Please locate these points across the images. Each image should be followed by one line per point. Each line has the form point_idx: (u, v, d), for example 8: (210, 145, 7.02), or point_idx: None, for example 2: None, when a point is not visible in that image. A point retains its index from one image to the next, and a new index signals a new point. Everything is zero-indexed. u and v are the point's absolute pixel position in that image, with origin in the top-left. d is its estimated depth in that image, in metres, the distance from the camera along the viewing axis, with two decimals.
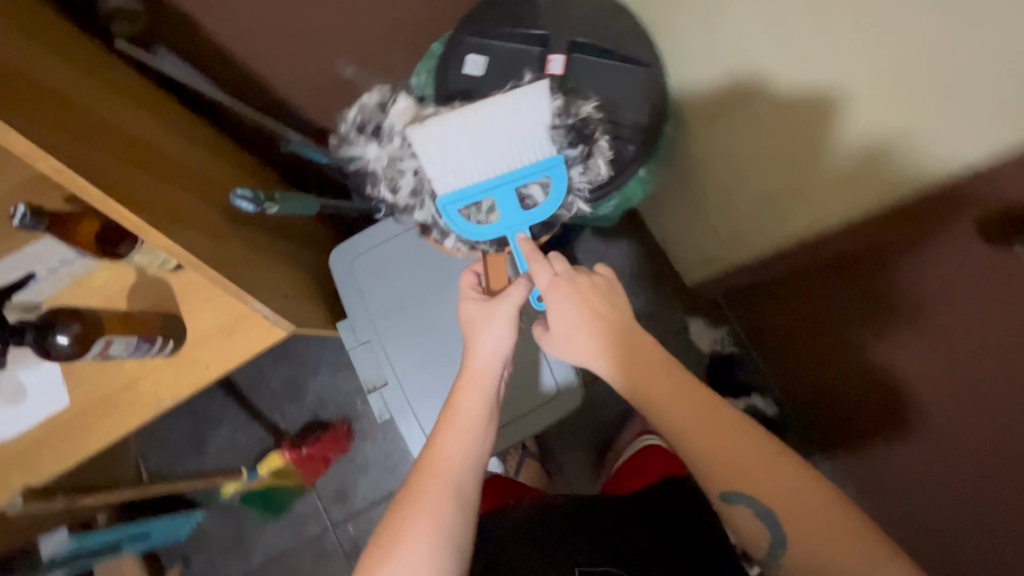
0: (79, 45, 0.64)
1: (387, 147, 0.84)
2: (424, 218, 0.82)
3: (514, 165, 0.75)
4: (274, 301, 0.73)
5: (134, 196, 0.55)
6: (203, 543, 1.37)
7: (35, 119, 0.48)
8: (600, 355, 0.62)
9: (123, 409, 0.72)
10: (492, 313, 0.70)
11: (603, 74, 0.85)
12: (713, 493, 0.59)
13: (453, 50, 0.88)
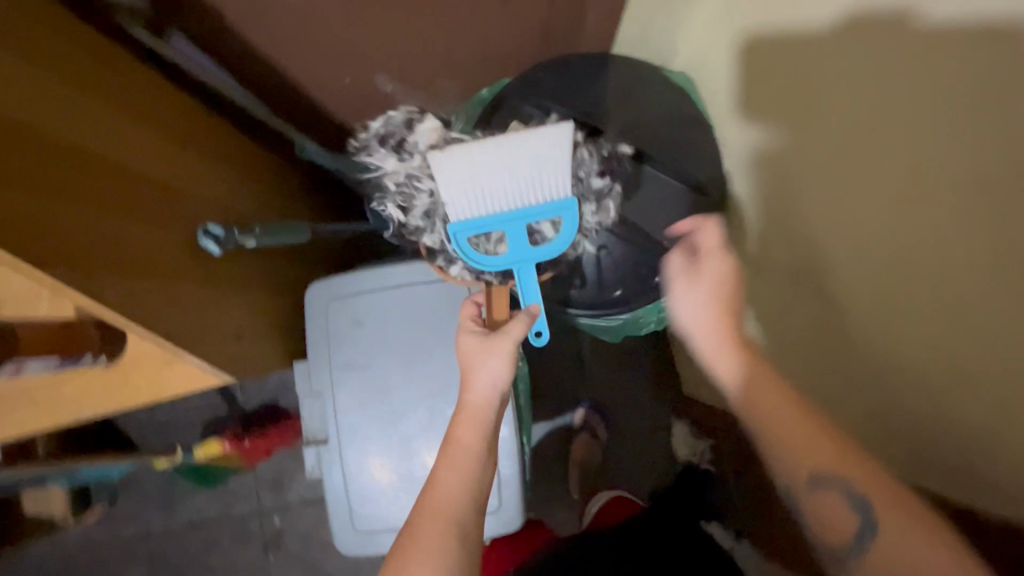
0: (60, 45, 0.57)
1: (406, 162, 0.85)
2: (432, 242, 0.82)
3: (530, 199, 0.69)
4: (212, 348, 0.66)
5: (56, 243, 0.48)
6: (134, 487, 1.35)
7: None
8: (720, 319, 0.68)
9: (37, 408, 0.67)
10: (493, 346, 0.66)
11: (648, 135, 0.82)
12: (801, 477, 0.57)
13: (500, 111, 0.82)
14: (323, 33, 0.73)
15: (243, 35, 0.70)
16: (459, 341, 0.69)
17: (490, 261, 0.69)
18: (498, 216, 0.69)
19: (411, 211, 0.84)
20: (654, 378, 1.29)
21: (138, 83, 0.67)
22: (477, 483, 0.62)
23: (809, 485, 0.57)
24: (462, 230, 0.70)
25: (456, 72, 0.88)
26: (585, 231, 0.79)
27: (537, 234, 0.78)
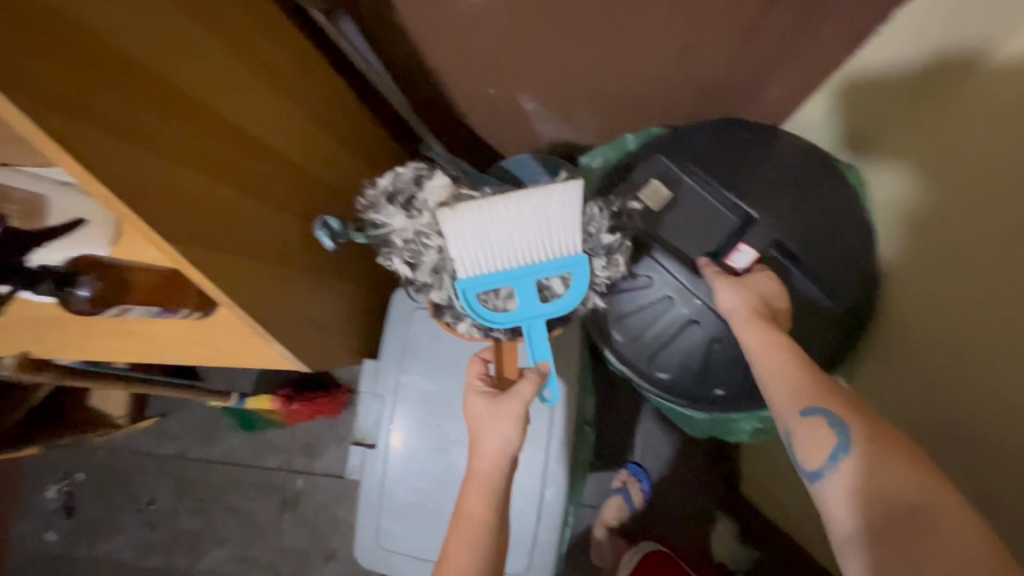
0: (236, 12, 0.57)
1: (415, 220, 0.61)
2: (440, 299, 0.64)
3: (541, 254, 0.57)
4: (296, 337, 0.66)
5: (182, 220, 0.48)
6: (184, 409, 1.42)
7: (111, 125, 0.41)
8: (749, 325, 0.61)
9: (127, 343, 0.69)
10: (502, 411, 0.59)
11: (805, 227, 0.73)
12: (792, 411, 0.54)
13: (649, 163, 0.76)
14: (485, 44, 0.70)
15: (411, 35, 0.70)
16: (466, 408, 0.62)
17: (497, 319, 0.59)
18: (507, 272, 0.57)
19: (418, 268, 0.63)
20: (709, 465, 1.20)
21: (297, 57, 0.67)
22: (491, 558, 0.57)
23: (800, 413, 0.53)
24: (469, 287, 0.58)
25: (601, 109, 0.84)
26: (595, 287, 0.64)
27: (547, 290, 0.62)
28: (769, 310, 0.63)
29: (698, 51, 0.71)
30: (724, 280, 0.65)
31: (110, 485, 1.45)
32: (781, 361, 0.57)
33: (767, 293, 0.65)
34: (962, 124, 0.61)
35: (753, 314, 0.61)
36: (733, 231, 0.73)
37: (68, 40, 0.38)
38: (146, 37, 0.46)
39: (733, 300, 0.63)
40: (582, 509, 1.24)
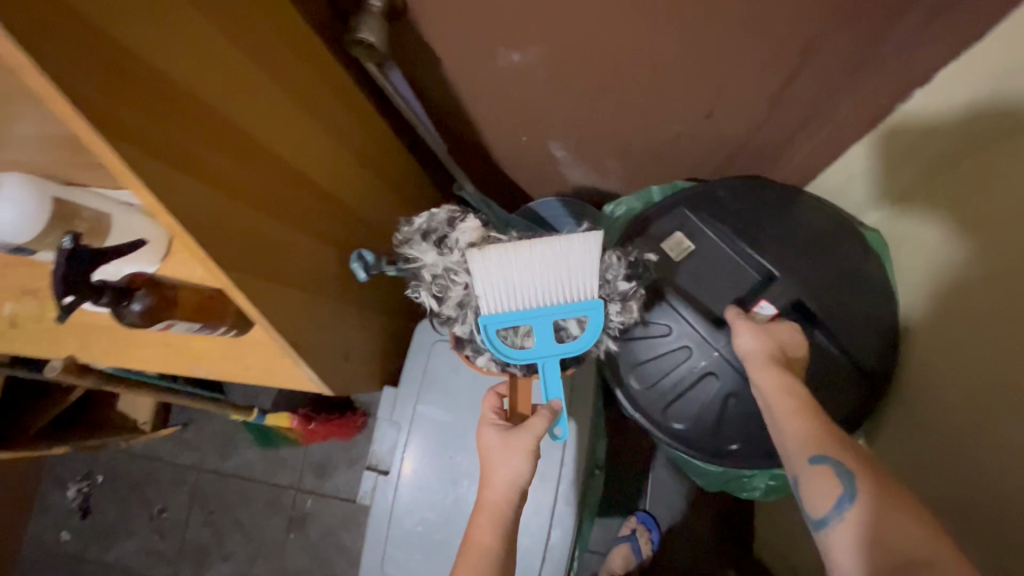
0: (304, 64, 0.62)
1: (446, 256, 0.64)
2: (462, 332, 0.67)
3: (561, 297, 0.60)
4: (322, 360, 0.69)
5: (234, 249, 0.52)
6: (205, 419, 1.46)
7: (183, 164, 0.45)
8: (767, 373, 0.62)
9: (167, 353, 0.73)
10: (513, 444, 0.59)
11: (827, 288, 0.74)
12: (801, 458, 0.56)
13: (674, 215, 0.79)
14: (521, 97, 0.75)
15: (453, 86, 0.75)
16: (480, 439, 0.63)
17: (517, 355, 0.60)
18: (526, 312, 0.60)
19: (444, 301, 0.65)
20: (721, 520, 1.17)
21: (351, 103, 0.71)
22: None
23: (809, 461, 0.55)
24: (493, 321, 0.60)
25: (628, 160, 0.88)
26: (609, 331, 0.66)
27: (563, 331, 0.66)
28: (786, 357, 0.65)
29: (724, 115, 0.73)
30: (743, 322, 0.67)
31: (127, 489, 1.48)
32: (791, 406, 0.59)
33: (785, 341, 0.67)
34: (988, 192, 0.60)
35: (769, 359, 0.64)
36: (752, 289, 0.75)
37: (158, 89, 0.43)
38: (226, 89, 0.50)
39: (752, 344, 0.65)
40: (588, 554, 1.21)
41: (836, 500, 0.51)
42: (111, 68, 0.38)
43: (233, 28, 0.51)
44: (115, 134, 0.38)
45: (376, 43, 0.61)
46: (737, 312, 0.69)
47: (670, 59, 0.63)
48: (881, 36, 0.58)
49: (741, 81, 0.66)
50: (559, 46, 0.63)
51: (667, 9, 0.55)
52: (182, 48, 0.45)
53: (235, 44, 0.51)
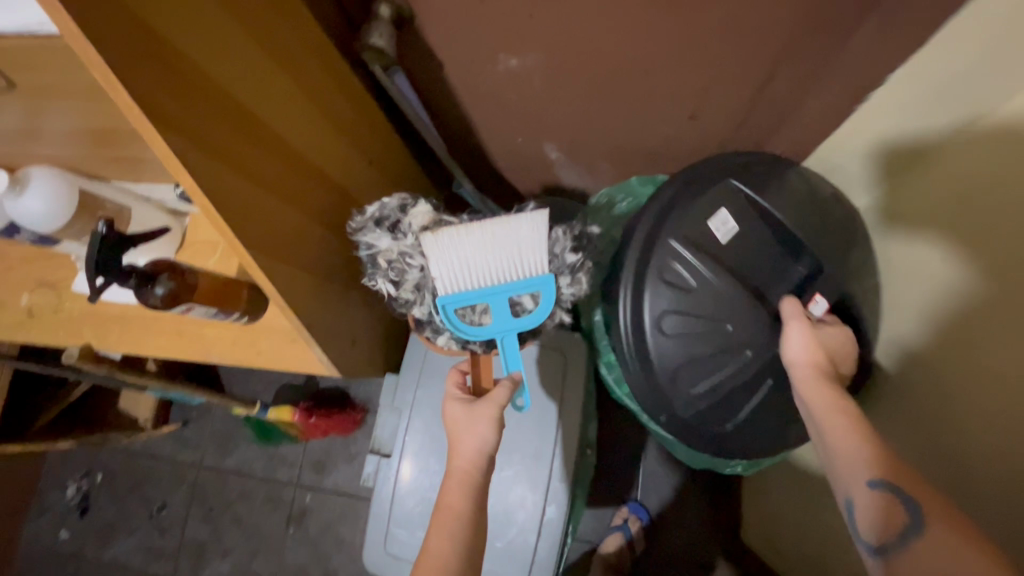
0: (317, 64, 0.66)
1: (399, 241, 0.67)
2: (421, 314, 0.70)
3: (512, 275, 0.65)
4: (330, 344, 0.73)
5: (255, 230, 0.56)
6: (205, 418, 1.49)
7: (212, 150, 0.49)
8: (822, 389, 0.62)
9: (181, 339, 0.77)
10: (478, 414, 0.64)
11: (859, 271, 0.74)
12: (858, 482, 0.53)
13: (721, 192, 0.74)
14: (518, 99, 0.80)
15: (454, 89, 0.80)
16: (445, 410, 0.67)
17: (474, 332, 0.65)
18: (480, 289, 0.65)
19: (401, 285, 0.68)
20: (710, 508, 1.22)
21: (357, 103, 0.75)
22: (469, 552, 0.60)
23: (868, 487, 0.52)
24: (451, 300, 0.65)
25: (618, 160, 0.93)
26: (563, 304, 0.71)
27: (518, 306, 0.69)
28: (833, 368, 0.65)
29: (706, 118, 0.79)
30: (799, 328, 0.66)
31: (126, 488, 1.50)
32: (845, 425, 0.57)
33: (834, 348, 0.68)
34: (958, 178, 0.63)
35: (818, 373, 0.64)
36: (808, 274, 0.73)
37: (188, 77, 0.46)
38: (244, 80, 0.54)
39: (801, 355, 0.65)
40: (578, 543, 1.25)
41: (899, 532, 0.49)
42: (148, 55, 0.42)
43: (250, 24, 0.55)
44: (152, 116, 0.42)
45: (386, 48, 0.66)
46: (797, 310, 0.69)
47: (652, 65, 0.69)
48: (842, 44, 0.63)
49: (718, 85, 0.71)
50: (550, 52, 0.69)
51: (647, 18, 0.61)
52: (212, 43, 0.49)
53: (251, 38, 0.55)
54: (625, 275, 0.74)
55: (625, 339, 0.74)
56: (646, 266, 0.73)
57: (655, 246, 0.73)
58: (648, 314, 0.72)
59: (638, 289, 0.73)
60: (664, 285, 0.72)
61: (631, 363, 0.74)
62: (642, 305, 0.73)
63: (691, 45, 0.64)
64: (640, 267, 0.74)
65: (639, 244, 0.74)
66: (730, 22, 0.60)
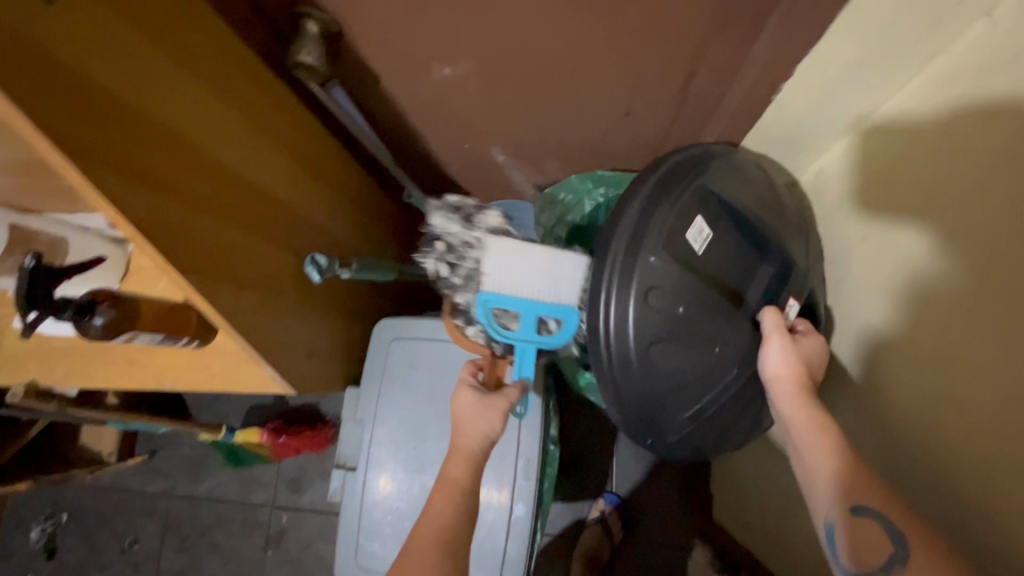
0: (237, 74, 0.65)
1: (469, 231, 0.88)
2: (461, 300, 0.86)
3: (547, 298, 0.73)
4: (284, 361, 0.73)
5: (191, 252, 0.56)
6: (172, 446, 1.45)
7: (136, 177, 0.50)
8: (803, 412, 0.61)
9: (132, 368, 0.76)
10: (490, 404, 0.66)
11: (805, 260, 0.74)
12: (840, 508, 0.55)
13: (694, 197, 0.69)
14: (460, 105, 0.81)
15: (395, 99, 0.80)
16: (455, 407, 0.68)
17: (501, 335, 0.72)
18: (518, 300, 0.72)
19: (455, 269, 0.87)
20: (681, 491, 1.25)
21: (289, 113, 0.74)
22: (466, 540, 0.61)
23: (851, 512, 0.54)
24: (493, 298, 0.72)
25: (564, 160, 0.95)
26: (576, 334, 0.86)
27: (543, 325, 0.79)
28: (813, 380, 0.65)
29: (642, 114, 0.81)
30: (778, 343, 0.66)
31: (94, 525, 1.45)
32: (826, 446, 0.58)
33: (812, 359, 0.67)
34: (874, 163, 0.68)
35: (797, 388, 0.64)
36: (782, 273, 0.72)
37: (107, 108, 0.47)
38: (167, 107, 0.55)
39: (782, 369, 0.65)
40: (545, 536, 1.27)
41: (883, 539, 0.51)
42: (59, 84, 0.43)
43: (168, 50, 0.55)
44: (69, 149, 0.43)
45: (315, 62, 0.66)
46: (778, 321, 0.67)
47: (583, 67, 0.70)
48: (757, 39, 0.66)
49: (648, 83, 0.74)
50: (483, 58, 0.70)
51: (571, 22, 0.63)
52: (115, 62, 0.48)
53: (171, 63, 0.56)
54: (605, 297, 0.67)
55: (608, 363, 0.68)
56: (629, 287, 0.65)
57: (635, 264, 0.66)
58: (635, 339, 0.66)
59: (621, 311, 0.66)
60: (650, 308, 0.66)
61: (619, 385, 0.69)
62: (628, 330, 0.66)
63: (617, 46, 0.66)
64: (621, 287, 0.66)
65: (618, 264, 0.66)
66: (650, 23, 0.62)
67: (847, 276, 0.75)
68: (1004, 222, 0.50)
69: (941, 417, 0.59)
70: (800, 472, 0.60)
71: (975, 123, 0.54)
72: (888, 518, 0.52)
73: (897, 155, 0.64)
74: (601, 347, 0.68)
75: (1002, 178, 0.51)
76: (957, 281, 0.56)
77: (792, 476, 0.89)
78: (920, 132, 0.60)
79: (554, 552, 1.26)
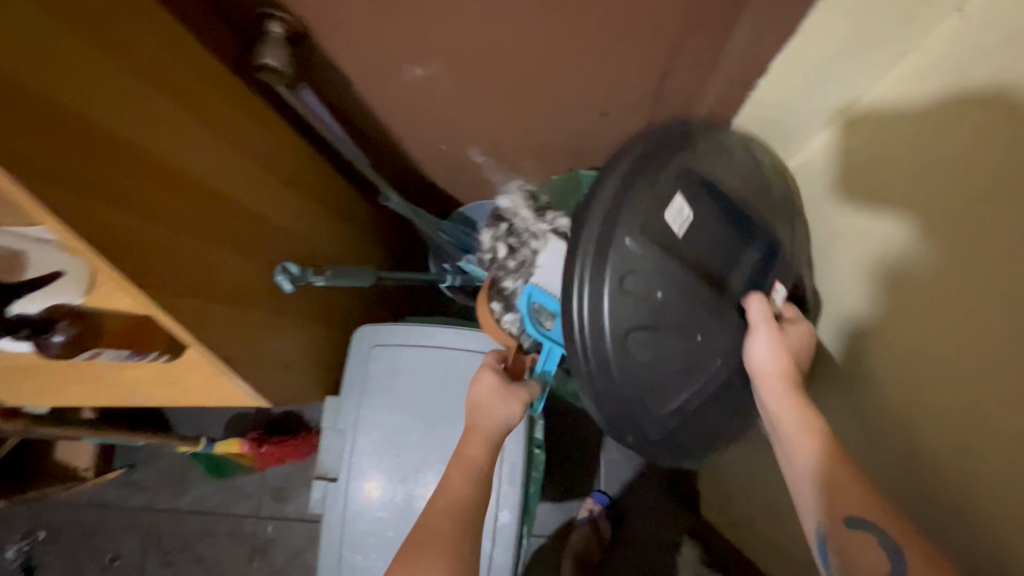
0: (196, 78, 0.63)
1: (538, 220, 0.82)
2: (508, 286, 0.81)
3: None
4: (256, 374, 0.72)
5: (146, 263, 0.54)
6: (153, 458, 1.42)
7: (80, 188, 0.48)
8: (789, 409, 0.59)
9: (101, 384, 0.73)
10: (511, 393, 0.66)
11: (788, 246, 0.71)
12: (836, 517, 0.53)
13: (674, 173, 0.63)
14: (434, 107, 0.79)
15: (367, 102, 0.78)
16: (472, 392, 0.67)
17: (535, 328, 0.72)
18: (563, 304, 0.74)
19: (514, 253, 0.82)
20: (669, 488, 1.26)
21: (257, 117, 0.73)
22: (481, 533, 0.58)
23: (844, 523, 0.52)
24: (538, 293, 0.73)
25: (543, 160, 0.94)
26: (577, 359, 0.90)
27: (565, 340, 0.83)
28: (800, 372, 0.63)
29: (618, 114, 0.80)
30: (765, 335, 0.63)
31: (73, 542, 1.41)
32: (811, 446, 0.56)
33: (799, 350, 0.65)
34: (843, 159, 0.67)
35: (785, 380, 0.61)
36: (766, 258, 0.69)
37: (38, 109, 0.45)
38: (114, 110, 0.52)
39: (769, 364, 0.63)
40: (534, 538, 1.26)
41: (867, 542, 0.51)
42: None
43: (116, 53, 0.53)
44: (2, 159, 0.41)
45: (280, 66, 0.64)
46: (764, 310, 0.64)
47: (556, 66, 0.69)
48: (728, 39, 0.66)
49: (622, 82, 0.73)
50: (453, 58, 0.68)
51: (541, 21, 0.61)
52: (58, 71, 0.47)
53: (116, 66, 0.53)
54: (576, 282, 0.59)
55: (581, 358, 0.60)
56: (603, 271, 0.58)
57: (610, 245, 0.58)
58: (609, 329, 0.59)
59: (595, 299, 0.58)
60: (625, 294, 0.59)
61: (594, 383, 0.60)
62: (600, 317, 0.58)
63: (590, 45, 0.65)
64: (595, 271, 0.58)
65: (592, 242, 0.58)
66: (621, 21, 0.61)
67: (830, 264, 0.72)
68: (964, 218, 0.51)
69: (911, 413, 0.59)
70: (786, 468, 0.59)
71: (944, 118, 0.53)
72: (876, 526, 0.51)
73: (861, 152, 0.64)
74: (573, 339, 0.59)
75: (962, 174, 0.51)
76: (925, 280, 0.56)
77: (777, 472, 0.90)
78: (888, 128, 0.60)
79: (544, 555, 1.25)
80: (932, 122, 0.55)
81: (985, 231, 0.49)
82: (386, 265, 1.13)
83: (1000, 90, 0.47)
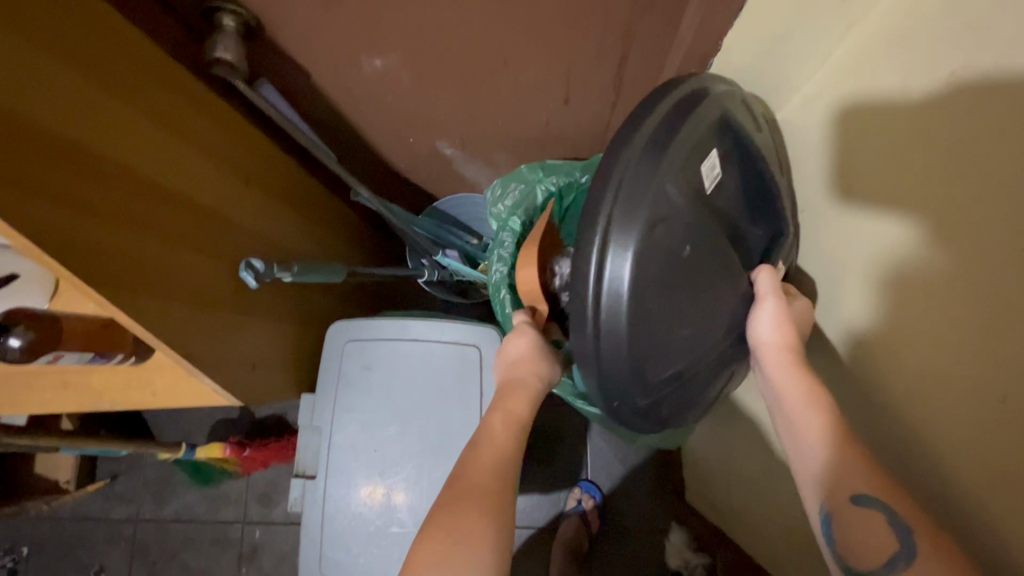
0: (144, 75, 0.62)
1: None
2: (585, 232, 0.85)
3: None
4: (225, 375, 0.72)
5: (99, 260, 0.53)
6: (136, 468, 1.41)
7: (29, 187, 0.46)
8: (794, 381, 0.60)
9: (69, 390, 0.72)
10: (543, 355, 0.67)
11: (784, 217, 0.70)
12: (840, 495, 0.53)
13: (714, 123, 0.59)
14: (396, 100, 0.79)
15: (328, 96, 0.78)
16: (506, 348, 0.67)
17: None
18: None
19: None
20: (654, 474, 1.27)
21: (213, 116, 0.71)
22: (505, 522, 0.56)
23: (852, 501, 0.52)
24: None
25: (512, 150, 0.94)
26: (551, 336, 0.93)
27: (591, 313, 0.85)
28: (804, 344, 0.63)
29: (580, 101, 0.80)
30: (772, 307, 0.63)
31: (55, 558, 1.39)
32: (812, 423, 0.56)
33: (802, 323, 0.65)
34: (806, 136, 0.68)
35: (790, 352, 0.62)
36: (768, 238, 0.69)
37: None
38: (62, 105, 0.51)
39: (771, 335, 0.63)
40: (521, 530, 1.26)
41: (859, 514, 0.51)
42: None
43: (66, 51, 0.52)
44: None
45: (234, 60, 0.64)
46: (772, 280, 0.65)
47: (513, 54, 0.69)
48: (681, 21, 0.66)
49: (582, 68, 0.73)
50: (413, 49, 0.69)
51: (495, 6, 0.61)
52: (13, 78, 0.46)
53: (63, 62, 0.52)
54: (605, 227, 0.52)
55: (591, 316, 0.53)
56: (635, 215, 0.51)
57: (647, 188, 0.52)
58: (632, 286, 0.52)
59: (621, 248, 0.51)
60: (653, 245, 0.53)
61: (601, 348, 0.54)
62: (624, 269, 0.51)
63: (543, 31, 0.66)
64: (626, 214, 0.51)
65: (621, 188, 0.52)
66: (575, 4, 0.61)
67: (806, 240, 0.72)
68: (915, 192, 0.52)
69: (870, 382, 0.60)
70: (786, 443, 0.60)
71: (890, 90, 0.54)
72: (871, 498, 0.51)
73: (819, 128, 0.65)
74: (584, 297, 0.53)
75: (914, 149, 0.52)
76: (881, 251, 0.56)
77: (754, 451, 0.90)
78: (841, 103, 0.61)
79: (532, 548, 1.25)
80: (878, 96, 0.56)
81: (933, 203, 0.50)
82: (359, 262, 1.12)
83: (943, 57, 0.48)
